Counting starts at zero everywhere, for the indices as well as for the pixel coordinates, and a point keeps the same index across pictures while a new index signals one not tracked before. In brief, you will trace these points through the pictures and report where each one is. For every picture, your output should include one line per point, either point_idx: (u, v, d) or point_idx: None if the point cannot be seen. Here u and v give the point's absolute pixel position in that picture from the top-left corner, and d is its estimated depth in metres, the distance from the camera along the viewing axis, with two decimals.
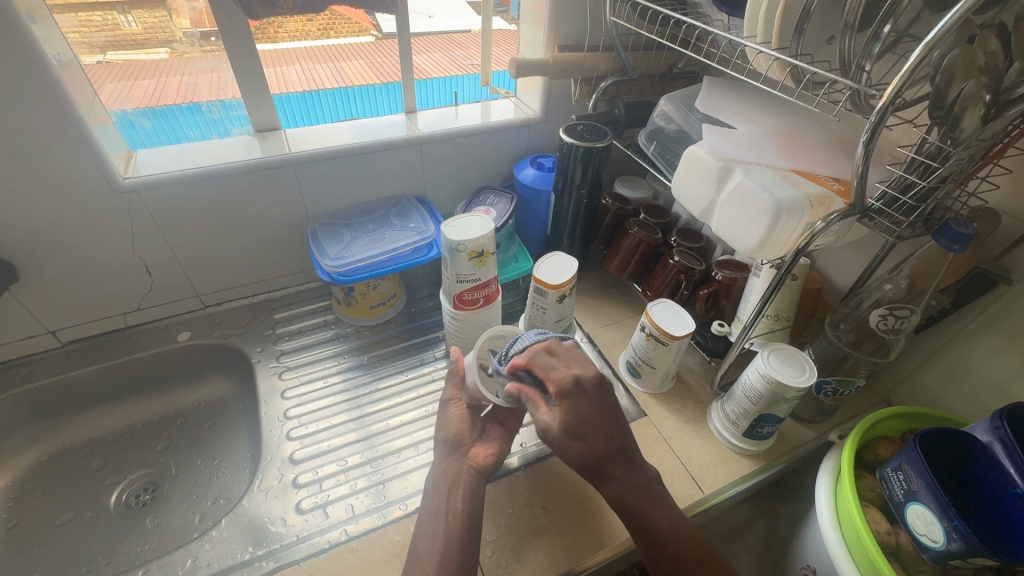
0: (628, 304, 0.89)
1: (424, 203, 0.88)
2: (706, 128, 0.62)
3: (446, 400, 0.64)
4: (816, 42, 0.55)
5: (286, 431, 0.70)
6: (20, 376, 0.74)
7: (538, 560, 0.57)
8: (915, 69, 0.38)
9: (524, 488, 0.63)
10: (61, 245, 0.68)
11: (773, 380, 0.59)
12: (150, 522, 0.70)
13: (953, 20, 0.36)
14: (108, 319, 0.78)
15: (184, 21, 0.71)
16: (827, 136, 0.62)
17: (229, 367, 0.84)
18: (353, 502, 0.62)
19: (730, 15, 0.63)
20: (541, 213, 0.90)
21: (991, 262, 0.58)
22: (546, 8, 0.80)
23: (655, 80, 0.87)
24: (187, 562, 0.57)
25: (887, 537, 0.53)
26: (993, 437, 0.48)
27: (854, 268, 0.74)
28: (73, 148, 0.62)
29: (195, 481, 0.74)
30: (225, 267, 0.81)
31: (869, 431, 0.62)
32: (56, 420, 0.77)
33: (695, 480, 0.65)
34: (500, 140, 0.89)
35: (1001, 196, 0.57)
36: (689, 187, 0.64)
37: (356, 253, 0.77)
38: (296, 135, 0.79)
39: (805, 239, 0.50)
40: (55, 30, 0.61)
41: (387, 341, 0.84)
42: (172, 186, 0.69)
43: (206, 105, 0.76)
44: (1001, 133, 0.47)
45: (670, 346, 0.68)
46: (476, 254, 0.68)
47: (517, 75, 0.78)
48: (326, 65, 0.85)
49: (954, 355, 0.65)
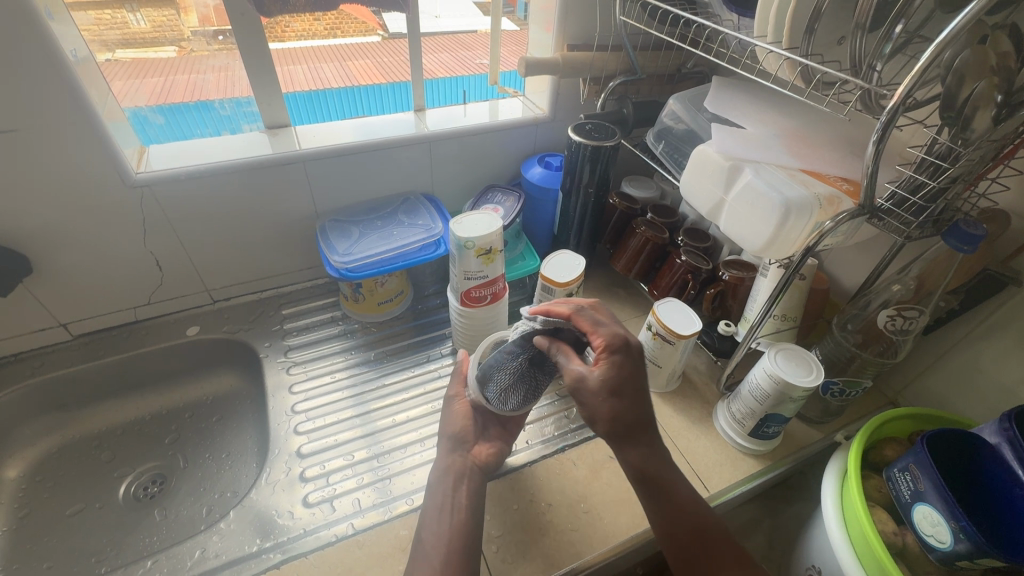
0: (634, 303, 0.90)
1: (432, 201, 0.88)
2: (715, 129, 0.62)
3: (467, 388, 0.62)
4: (827, 42, 0.56)
5: (293, 425, 0.71)
6: (31, 367, 0.75)
7: (542, 557, 0.57)
8: (926, 69, 0.38)
9: (529, 484, 0.63)
10: (75, 239, 0.69)
11: (780, 379, 0.59)
12: (158, 514, 0.70)
13: (965, 21, 0.36)
14: (119, 312, 0.79)
15: (192, 19, 0.72)
16: (837, 137, 0.62)
17: (238, 361, 0.84)
18: (359, 496, 0.62)
19: (739, 15, 0.63)
20: (548, 211, 0.90)
21: (1000, 264, 0.58)
22: (555, 8, 0.80)
23: (663, 80, 0.87)
24: (195, 553, 0.57)
25: (894, 538, 0.53)
26: (1000, 438, 0.48)
27: (863, 268, 0.74)
28: (88, 143, 0.62)
29: (202, 474, 0.75)
30: (232, 261, 0.82)
31: (876, 432, 0.61)
32: (67, 412, 0.78)
33: (701, 479, 0.65)
34: (509, 139, 0.89)
35: (1009, 199, 0.57)
36: (700, 186, 0.63)
37: (365, 249, 0.78)
38: (307, 132, 0.80)
39: (814, 239, 0.49)
40: (70, 26, 0.62)
41: (394, 338, 0.84)
42: (184, 181, 0.69)
43: (218, 102, 0.76)
44: (1012, 134, 0.47)
45: (676, 345, 0.68)
46: (484, 252, 0.68)
47: (526, 74, 0.78)
48: (332, 63, 0.85)
49: (961, 359, 0.65)
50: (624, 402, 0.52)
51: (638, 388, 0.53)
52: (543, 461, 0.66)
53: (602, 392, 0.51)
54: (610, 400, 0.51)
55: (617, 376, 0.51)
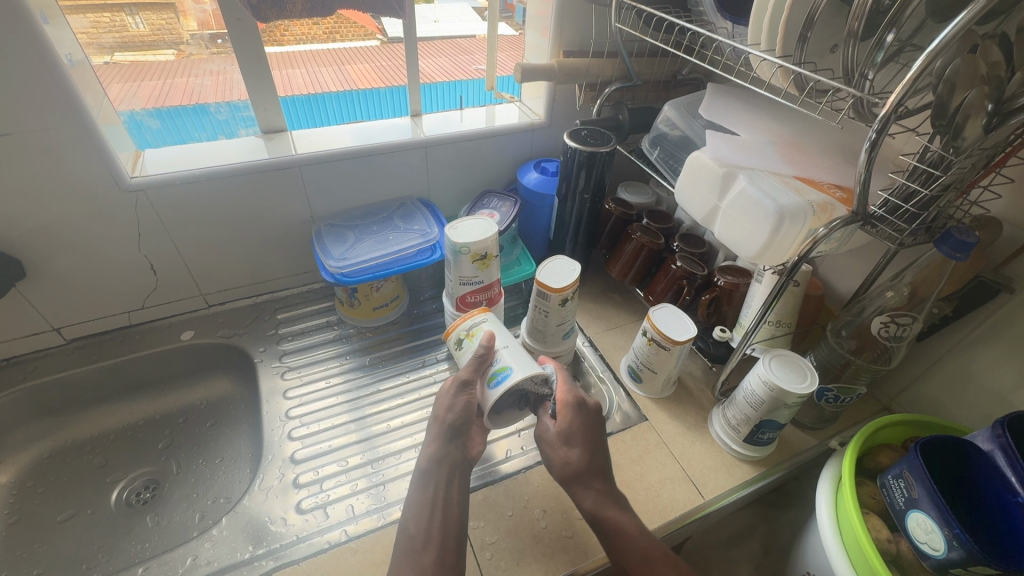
0: (629, 309, 0.90)
1: (427, 206, 0.88)
2: (711, 135, 0.63)
3: (457, 385, 0.61)
4: (819, 51, 0.56)
5: (288, 430, 0.71)
6: (24, 372, 0.74)
7: (537, 563, 0.57)
8: (917, 78, 0.38)
9: (524, 490, 0.63)
10: (70, 243, 0.69)
11: (774, 386, 0.59)
12: (150, 520, 0.70)
13: (955, 31, 0.36)
14: (113, 316, 0.79)
15: (191, 23, 0.72)
16: (830, 144, 0.62)
17: (232, 366, 0.84)
18: (353, 503, 0.62)
19: (733, 23, 0.64)
20: (544, 217, 0.90)
21: (993, 271, 0.58)
22: (551, 14, 0.81)
23: (659, 86, 0.88)
24: (186, 560, 0.57)
25: (887, 545, 0.53)
26: (993, 445, 0.48)
27: (856, 275, 0.74)
28: (84, 147, 0.62)
29: (196, 480, 0.75)
30: (228, 266, 0.82)
31: (870, 439, 0.61)
32: (58, 416, 0.77)
33: (696, 485, 0.65)
34: (506, 144, 0.89)
35: (1002, 206, 0.57)
36: (693, 192, 0.64)
37: (360, 254, 0.78)
38: (302, 136, 0.80)
39: (807, 245, 0.49)
40: (66, 31, 0.61)
41: (389, 342, 0.84)
42: (179, 185, 0.69)
43: (214, 106, 0.76)
44: (1002, 142, 0.47)
45: (672, 351, 0.68)
46: (479, 257, 0.68)
47: (522, 79, 0.78)
48: (331, 68, 0.86)
49: (955, 366, 0.65)
50: (577, 450, 0.58)
51: (595, 439, 0.60)
52: (537, 466, 0.66)
53: (559, 440, 0.59)
54: (567, 449, 0.58)
55: (573, 428, 0.59)
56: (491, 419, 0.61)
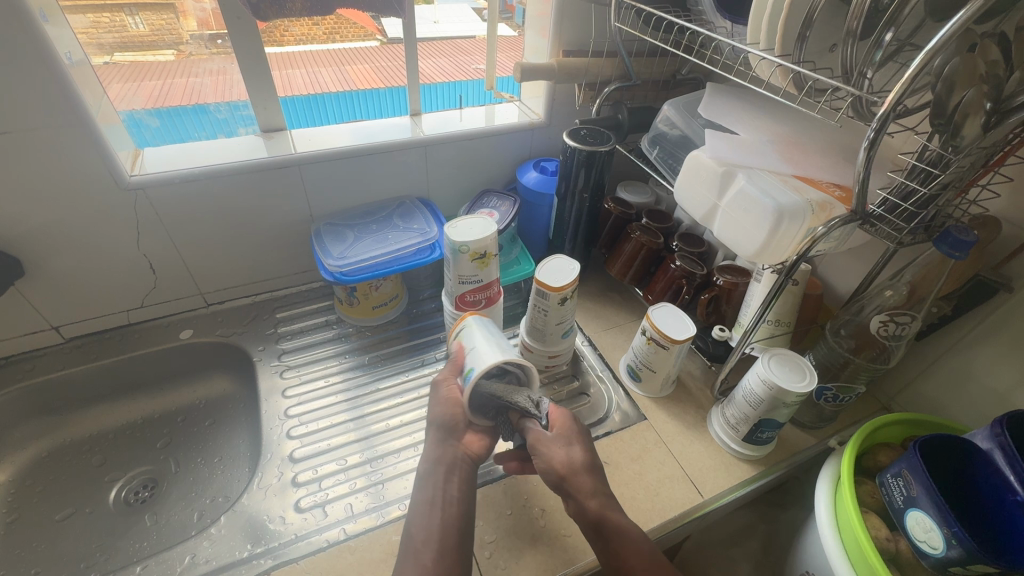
0: (629, 308, 0.90)
1: (427, 205, 0.88)
2: (710, 134, 0.63)
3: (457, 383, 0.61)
4: (818, 51, 0.56)
5: (287, 429, 0.71)
6: (22, 371, 0.74)
7: (536, 562, 0.57)
8: (916, 76, 0.39)
9: (523, 489, 0.63)
10: (69, 241, 0.69)
11: (773, 385, 0.59)
12: (149, 519, 0.70)
13: (953, 29, 0.36)
14: (112, 315, 0.79)
15: (191, 23, 0.73)
16: (830, 143, 0.62)
17: (231, 365, 0.84)
18: (352, 501, 0.62)
19: (733, 22, 0.64)
20: (543, 216, 0.90)
21: (992, 270, 0.58)
22: (550, 14, 0.81)
23: (658, 86, 0.88)
24: (185, 558, 0.57)
25: (887, 544, 0.53)
26: (992, 443, 0.48)
27: (855, 274, 0.74)
28: (83, 145, 0.62)
29: (195, 479, 0.75)
30: (227, 265, 0.82)
31: (869, 438, 0.61)
32: (57, 416, 0.77)
33: (695, 484, 0.65)
34: (505, 143, 0.89)
35: (1001, 205, 0.57)
36: (692, 191, 0.64)
37: (359, 253, 0.78)
38: (302, 135, 0.80)
39: (806, 244, 0.49)
40: (66, 29, 0.61)
41: (388, 341, 0.84)
42: (178, 184, 0.69)
43: (213, 105, 0.77)
44: (1001, 141, 0.47)
45: (671, 350, 0.68)
46: (478, 255, 0.68)
47: (522, 79, 0.79)
48: (331, 69, 0.87)
49: (954, 365, 0.65)
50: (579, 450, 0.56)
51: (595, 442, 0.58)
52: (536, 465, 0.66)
53: (561, 439, 0.56)
54: (570, 446, 0.56)
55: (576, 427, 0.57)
56: (490, 418, 0.61)
